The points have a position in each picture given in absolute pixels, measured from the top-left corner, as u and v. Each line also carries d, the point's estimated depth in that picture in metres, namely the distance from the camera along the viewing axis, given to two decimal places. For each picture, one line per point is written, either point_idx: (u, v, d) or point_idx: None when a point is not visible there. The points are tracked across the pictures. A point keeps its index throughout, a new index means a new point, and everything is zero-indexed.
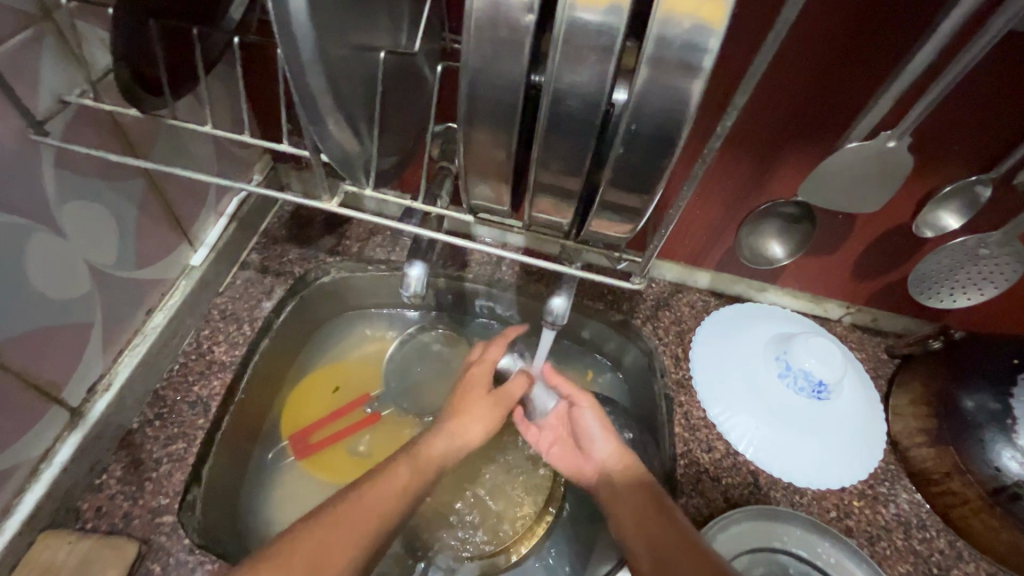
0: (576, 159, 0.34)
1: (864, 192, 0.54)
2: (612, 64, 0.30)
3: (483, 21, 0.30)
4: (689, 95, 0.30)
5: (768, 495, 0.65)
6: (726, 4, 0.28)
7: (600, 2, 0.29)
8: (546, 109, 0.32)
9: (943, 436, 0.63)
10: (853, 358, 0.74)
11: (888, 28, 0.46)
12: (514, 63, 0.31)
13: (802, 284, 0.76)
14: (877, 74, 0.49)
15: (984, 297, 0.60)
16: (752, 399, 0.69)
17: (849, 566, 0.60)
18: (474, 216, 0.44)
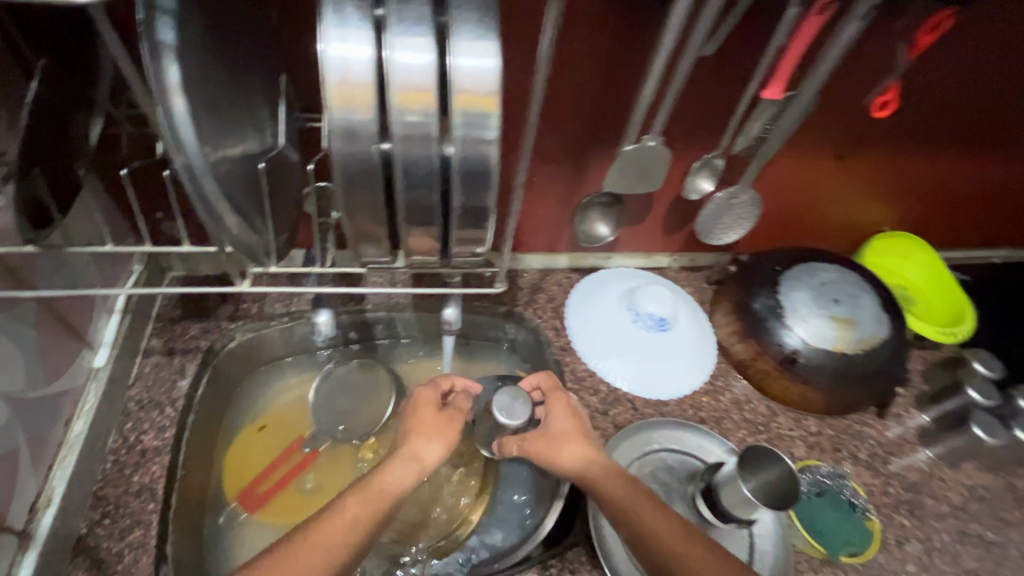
0: (429, 214, 0.45)
1: (646, 176, 0.72)
2: (434, 145, 0.41)
3: (337, 133, 0.40)
4: (491, 158, 0.42)
5: (644, 413, 0.84)
6: (496, 99, 0.40)
7: (416, 108, 0.40)
8: (398, 182, 0.43)
9: (747, 332, 0.88)
10: (685, 293, 0.97)
11: (627, 62, 0.64)
12: (366, 155, 0.41)
13: (634, 246, 0.97)
14: (630, 94, 0.67)
15: (743, 232, 0.85)
16: (618, 343, 0.88)
17: (706, 442, 0.81)
18: (363, 268, 0.55)
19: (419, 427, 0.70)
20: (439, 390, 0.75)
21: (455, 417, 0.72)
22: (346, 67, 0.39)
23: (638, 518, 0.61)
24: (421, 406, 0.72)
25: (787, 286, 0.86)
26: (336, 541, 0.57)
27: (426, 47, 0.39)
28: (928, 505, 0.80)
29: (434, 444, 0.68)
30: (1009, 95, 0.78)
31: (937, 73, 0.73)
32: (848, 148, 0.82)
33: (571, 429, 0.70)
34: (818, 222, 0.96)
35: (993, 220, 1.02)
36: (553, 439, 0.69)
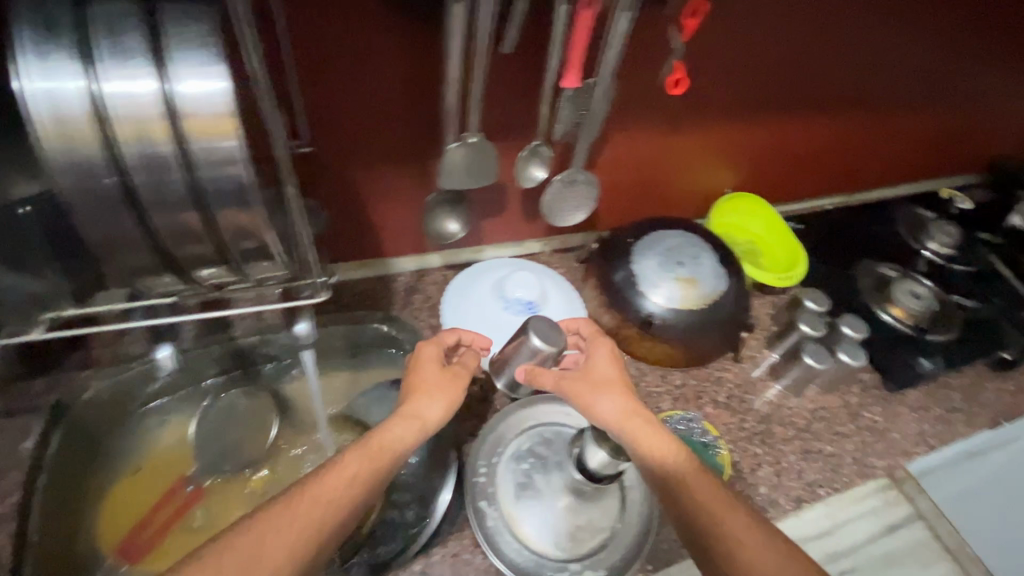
0: (192, 233, 0.46)
1: (480, 170, 0.75)
2: (178, 168, 0.43)
3: (62, 161, 0.41)
4: (239, 176, 0.44)
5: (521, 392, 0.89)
6: (231, 121, 0.42)
7: (142, 137, 0.42)
8: (140, 206, 0.44)
9: (609, 301, 0.95)
10: (556, 273, 1.02)
11: (424, 68, 0.68)
12: (105, 187, 0.43)
13: (501, 237, 1.02)
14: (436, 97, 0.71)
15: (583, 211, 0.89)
16: (491, 331, 0.92)
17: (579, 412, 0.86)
18: (170, 298, 0.55)
19: (428, 387, 0.71)
20: (441, 347, 0.77)
21: (458, 376, 0.74)
22: (61, 102, 0.40)
23: (650, 457, 0.64)
24: (423, 363, 0.74)
25: (639, 254, 0.94)
26: (336, 499, 0.58)
27: (141, 75, 0.41)
28: (778, 432, 0.90)
29: (434, 403, 0.70)
30: (793, 69, 0.90)
31: (726, 56, 0.83)
32: (668, 126, 0.91)
33: (614, 376, 0.71)
34: (660, 194, 1.06)
35: (811, 173, 1.17)
36: (594, 381, 0.70)
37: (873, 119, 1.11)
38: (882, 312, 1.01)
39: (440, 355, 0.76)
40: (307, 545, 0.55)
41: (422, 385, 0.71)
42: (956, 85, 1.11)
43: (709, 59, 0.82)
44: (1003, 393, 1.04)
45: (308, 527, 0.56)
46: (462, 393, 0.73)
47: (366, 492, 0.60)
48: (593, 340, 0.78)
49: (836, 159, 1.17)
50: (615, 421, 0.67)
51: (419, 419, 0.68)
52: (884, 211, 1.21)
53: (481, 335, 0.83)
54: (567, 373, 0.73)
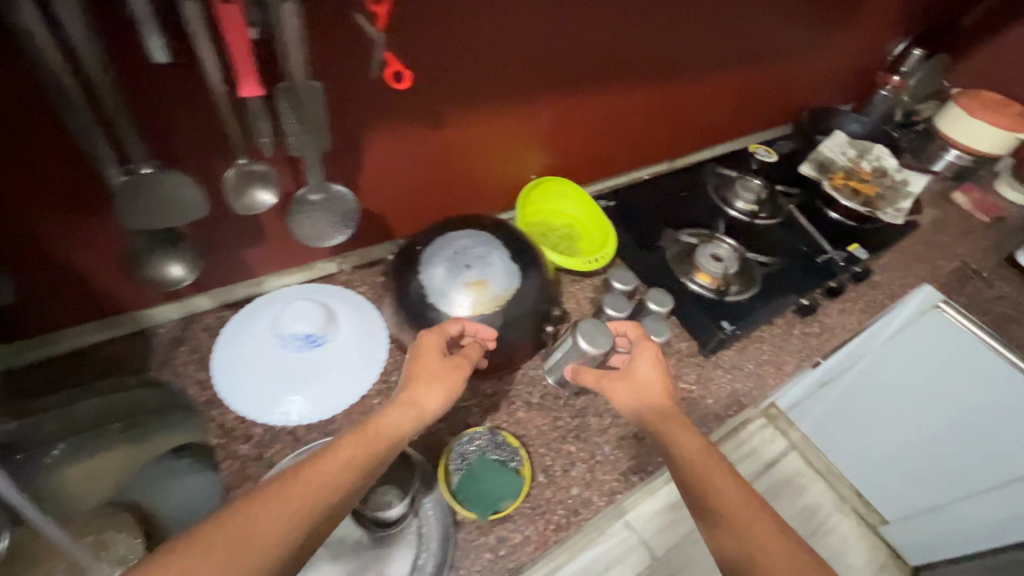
0: None
1: (174, 203, 0.64)
2: None
3: None
4: None
5: (308, 439, 0.80)
6: None
7: None
8: None
9: (404, 318, 0.88)
10: (353, 294, 0.94)
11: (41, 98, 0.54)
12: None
13: (280, 265, 0.91)
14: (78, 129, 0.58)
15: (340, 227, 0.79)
16: (271, 376, 0.82)
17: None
18: None
19: (431, 366, 0.73)
20: (446, 334, 0.78)
21: (459, 365, 0.75)
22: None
23: (670, 440, 0.70)
24: (427, 349, 0.75)
25: (425, 265, 0.87)
26: (335, 479, 0.58)
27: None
28: (593, 423, 0.88)
29: (432, 390, 0.72)
30: (559, 41, 0.85)
31: (475, 34, 0.76)
32: (433, 118, 0.83)
33: (655, 377, 0.76)
34: (458, 190, 0.99)
35: (618, 148, 1.15)
36: (635, 379, 0.76)
37: (668, 89, 1.11)
38: (690, 282, 1.01)
39: (441, 344, 0.77)
40: (308, 512, 0.54)
41: (451, 361, 0.75)
42: (738, 48, 1.13)
43: (456, 38, 0.74)
44: (809, 337, 1.09)
45: (307, 500, 0.55)
46: (460, 382, 0.74)
47: (365, 470, 0.60)
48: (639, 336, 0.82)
49: (639, 131, 1.16)
50: (647, 421, 0.73)
51: (418, 411, 0.69)
52: (692, 176, 1.23)
53: (482, 325, 0.84)
54: (611, 373, 0.79)
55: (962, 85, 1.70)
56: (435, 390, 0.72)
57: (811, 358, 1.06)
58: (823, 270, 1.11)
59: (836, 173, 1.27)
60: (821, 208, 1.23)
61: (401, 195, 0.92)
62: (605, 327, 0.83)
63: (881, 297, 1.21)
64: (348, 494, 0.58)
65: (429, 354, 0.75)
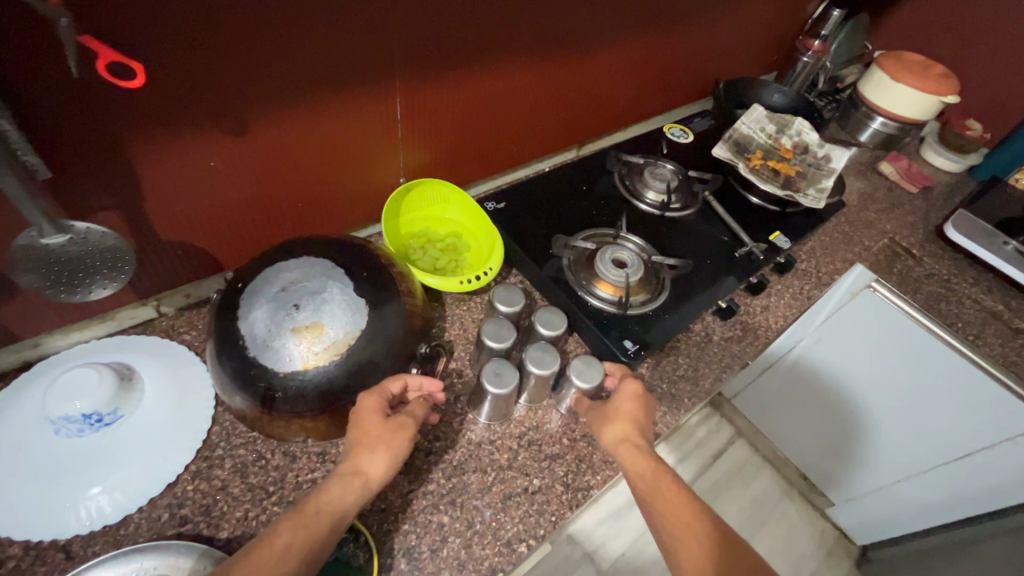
0: None
1: None
2: None
3: None
4: None
5: (89, 552, 0.62)
6: None
7: None
8: None
9: (224, 377, 0.70)
10: (169, 348, 0.76)
11: None
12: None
13: (62, 320, 0.71)
14: None
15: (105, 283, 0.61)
16: (36, 473, 0.62)
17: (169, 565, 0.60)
18: None
19: (373, 431, 0.64)
20: (384, 396, 0.68)
21: (403, 426, 0.66)
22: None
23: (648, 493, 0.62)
24: (365, 414, 0.65)
25: (243, 307, 0.69)
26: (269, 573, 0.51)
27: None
28: (473, 483, 0.72)
29: (376, 455, 0.62)
30: (395, 13, 0.68)
31: (265, 12, 0.58)
32: (233, 121, 0.64)
33: (638, 415, 0.70)
34: (300, 204, 0.81)
35: (505, 137, 1.00)
36: (613, 416, 0.71)
37: (556, 68, 0.95)
38: (590, 296, 0.86)
39: (382, 407, 0.67)
40: None
41: (391, 424, 0.65)
42: (634, 15, 0.99)
43: (235, 14, 0.56)
44: (730, 343, 0.97)
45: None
46: (404, 446, 0.65)
47: (305, 558, 0.53)
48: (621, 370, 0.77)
49: (529, 118, 1.00)
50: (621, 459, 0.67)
51: (363, 477, 0.61)
52: (596, 167, 1.09)
53: (430, 378, 0.75)
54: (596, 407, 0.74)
55: (882, 49, 1.63)
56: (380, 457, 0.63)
57: (733, 368, 0.94)
58: (742, 265, 0.99)
59: (754, 153, 1.15)
60: (738, 193, 1.11)
61: (217, 216, 0.74)
62: (599, 365, 0.77)
63: (808, 287, 1.10)
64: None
65: (370, 416, 0.65)
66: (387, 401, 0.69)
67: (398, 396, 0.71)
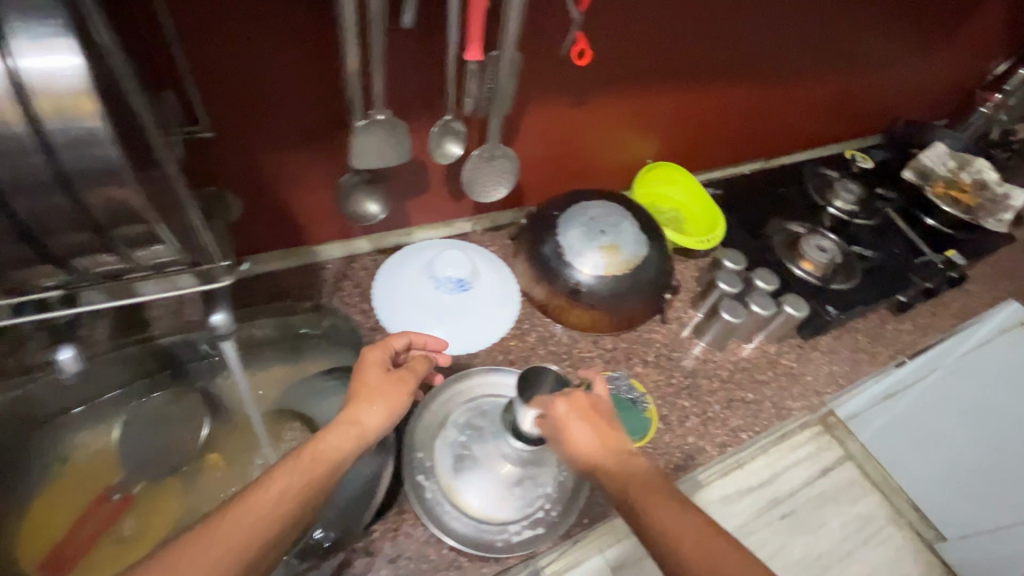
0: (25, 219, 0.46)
1: (389, 147, 0.74)
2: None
3: None
4: (45, 144, 0.42)
5: (457, 368, 0.91)
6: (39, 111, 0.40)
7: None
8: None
9: (540, 274, 0.97)
10: (488, 252, 1.04)
11: (321, 48, 0.66)
12: (33, 167, 0.43)
13: (430, 218, 1.02)
14: (337, 75, 0.70)
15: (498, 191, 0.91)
16: (427, 313, 0.92)
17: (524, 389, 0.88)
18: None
19: (369, 383, 0.66)
20: (389, 352, 0.72)
21: (404, 379, 0.69)
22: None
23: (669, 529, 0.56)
24: (368, 365, 0.68)
25: (562, 226, 0.96)
26: (266, 512, 0.53)
27: (63, 48, 0.40)
28: (703, 385, 0.96)
29: (375, 408, 0.64)
30: (698, 37, 0.95)
31: (633, 26, 0.86)
32: (582, 96, 0.93)
33: (582, 438, 0.64)
34: (587, 167, 1.09)
35: (725, 140, 1.24)
36: (561, 444, 0.65)
37: (778, 91, 1.18)
38: (795, 268, 1.07)
39: (386, 361, 0.70)
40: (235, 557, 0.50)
41: (380, 381, 0.67)
42: (844, 57, 1.20)
43: (618, 27, 0.84)
44: (901, 333, 1.14)
45: (238, 545, 0.50)
46: (404, 399, 0.67)
47: (302, 503, 0.55)
48: (543, 396, 0.70)
49: (746, 128, 1.24)
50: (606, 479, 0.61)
51: (346, 429, 0.62)
52: (793, 175, 1.30)
53: (431, 337, 0.79)
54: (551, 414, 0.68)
55: None
56: (377, 409, 0.65)
57: (904, 352, 1.12)
58: (922, 269, 1.15)
59: (936, 183, 1.30)
60: (917, 214, 1.27)
61: (543, 164, 1.03)
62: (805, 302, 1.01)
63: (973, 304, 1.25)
64: (290, 525, 0.54)
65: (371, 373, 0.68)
66: (390, 355, 0.72)
67: (402, 352, 0.75)
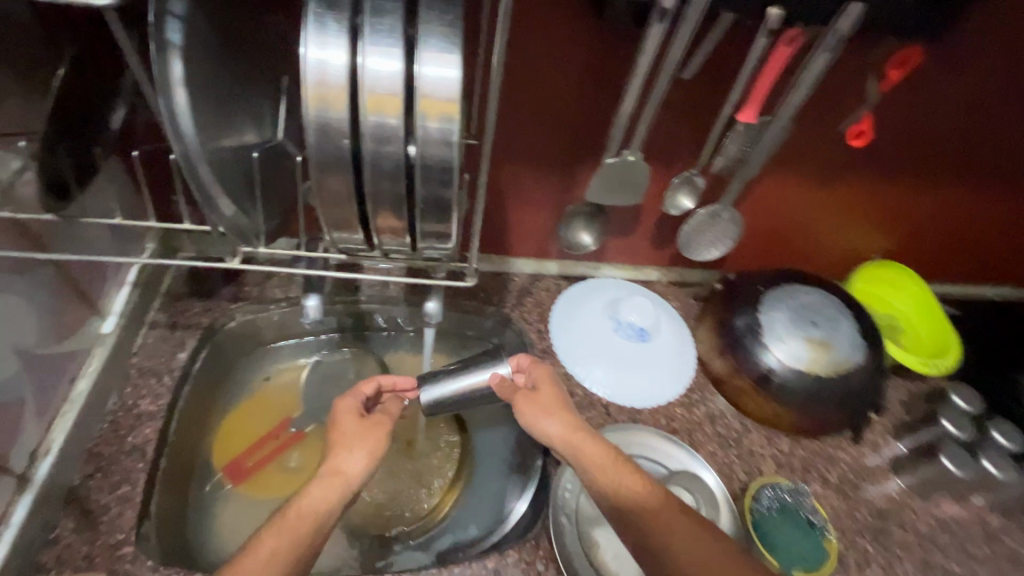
0: (344, 197, 0.47)
1: (626, 187, 0.76)
2: (346, 128, 0.43)
3: (313, 128, 0.43)
4: (395, 127, 0.43)
5: (618, 419, 0.86)
6: (400, 100, 0.43)
7: (326, 105, 0.42)
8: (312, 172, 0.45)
9: (727, 349, 0.90)
10: (668, 306, 1.00)
11: (607, 83, 0.69)
12: (388, 157, 0.44)
13: (623, 258, 1.00)
14: (612, 109, 0.71)
15: (722, 250, 0.86)
16: (600, 352, 0.91)
17: (697, 468, 0.80)
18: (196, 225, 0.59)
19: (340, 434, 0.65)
20: (362, 399, 0.70)
21: (379, 422, 0.67)
22: (377, 76, 0.42)
23: (625, 495, 0.64)
24: (342, 415, 0.67)
25: (767, 305, 0.88)
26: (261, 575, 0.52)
27: (453, 63, 0.42)
28: (894, 533, 0.81)
29: (355, 454, 0.63)
30: (992, 135, 0.81)
31: (914, 110, 0.77)
32: (831, 174, 0.84)
33: (558, 401, 0.70)
34: (807, 249, 0.98)
35: (981, 257, 1.04)
36: (541, 404, 0.70)
37: None
38: None
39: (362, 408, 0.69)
40: None
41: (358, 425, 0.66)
42: None
43: (896, 108, 0.76)
44: None
45: None
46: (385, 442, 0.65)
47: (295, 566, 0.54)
48: (532, 362, 0.74)
49: (1015, 249, 1.03)
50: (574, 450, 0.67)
51: (333, 481, 0.60)
52: None
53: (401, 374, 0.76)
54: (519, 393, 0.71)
55: None
56: (358, 454, 0.63)
57: None
58: None
59: None
60: None
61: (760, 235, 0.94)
62: None
63: None
64: None
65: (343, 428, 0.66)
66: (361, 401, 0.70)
67: (372, 397, 0.72)
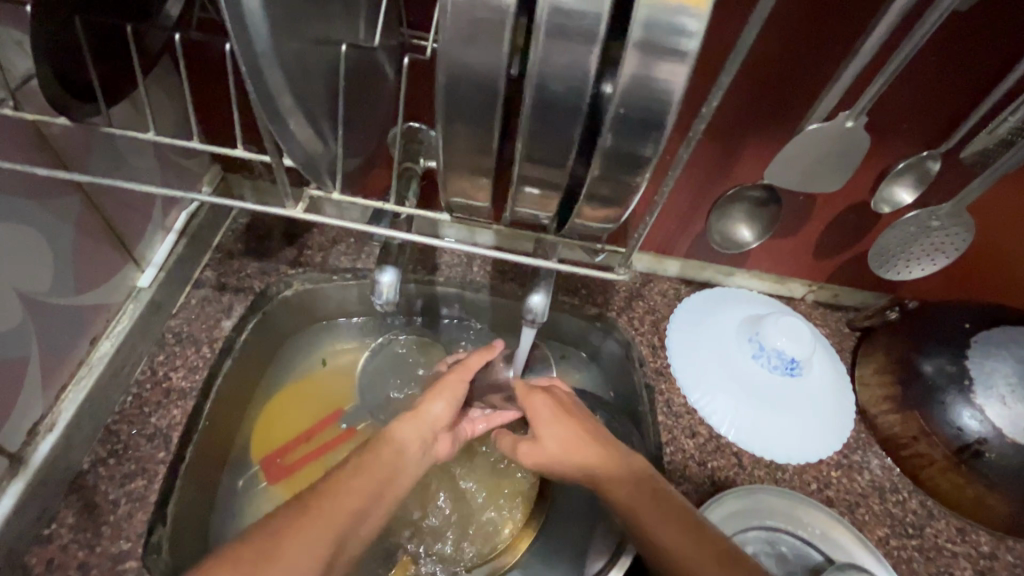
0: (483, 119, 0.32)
1: (824, 171, 0.56)
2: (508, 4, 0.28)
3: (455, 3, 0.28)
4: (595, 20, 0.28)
5: (753, 475, 0.66)
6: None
7: None
8: (437, 90, 0.32)
9: (908, 402, 0.66)
10: (820, 335, 0.76)
11: (840, 17, 0.48)
12: (563, 67, 0.30)
13: (766, 266, 0.77)
14: (837, 56, 0.50)
15: (938, 267, 0.63)
16: (731, 381, 0.70)
17: (874, 568, 0.59)
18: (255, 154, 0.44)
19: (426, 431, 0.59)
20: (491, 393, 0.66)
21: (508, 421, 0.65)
22: None
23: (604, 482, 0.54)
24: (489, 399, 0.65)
25: (980, 353, 0.63)
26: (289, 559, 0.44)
27: None
28: None
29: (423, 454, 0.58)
30: None
31: None
32: None
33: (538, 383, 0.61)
34: None
35: None
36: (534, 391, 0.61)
37: None
38: None
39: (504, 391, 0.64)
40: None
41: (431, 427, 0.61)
42: None
43: None
44: None
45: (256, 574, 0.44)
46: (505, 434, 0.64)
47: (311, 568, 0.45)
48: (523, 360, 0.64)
49: None
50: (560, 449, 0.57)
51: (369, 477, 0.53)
52: None
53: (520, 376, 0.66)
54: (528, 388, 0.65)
55: None
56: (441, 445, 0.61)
57: None
58: None
59: None
60: None
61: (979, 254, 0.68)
62: None
63: None
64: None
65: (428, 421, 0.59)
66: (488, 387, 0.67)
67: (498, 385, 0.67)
